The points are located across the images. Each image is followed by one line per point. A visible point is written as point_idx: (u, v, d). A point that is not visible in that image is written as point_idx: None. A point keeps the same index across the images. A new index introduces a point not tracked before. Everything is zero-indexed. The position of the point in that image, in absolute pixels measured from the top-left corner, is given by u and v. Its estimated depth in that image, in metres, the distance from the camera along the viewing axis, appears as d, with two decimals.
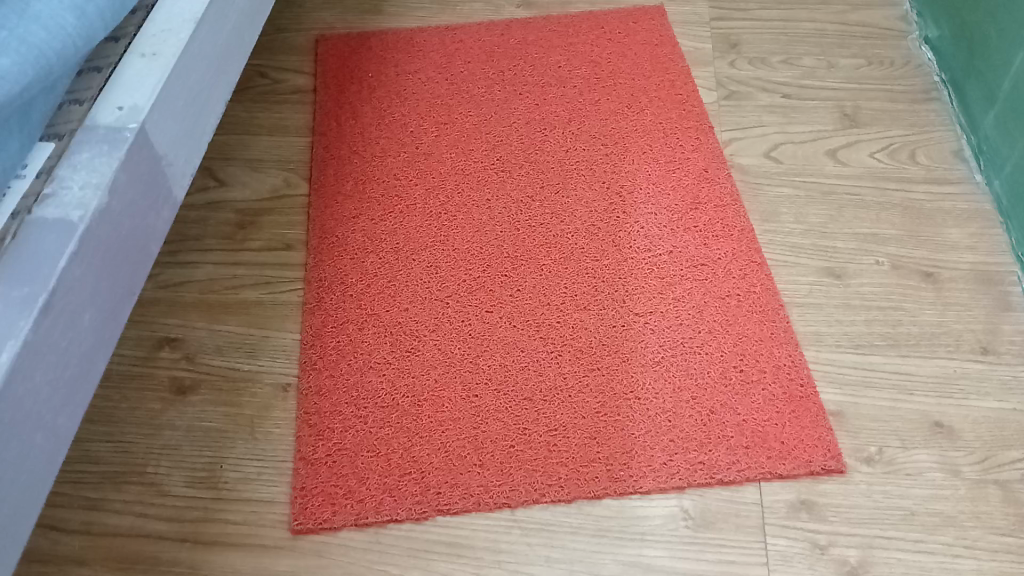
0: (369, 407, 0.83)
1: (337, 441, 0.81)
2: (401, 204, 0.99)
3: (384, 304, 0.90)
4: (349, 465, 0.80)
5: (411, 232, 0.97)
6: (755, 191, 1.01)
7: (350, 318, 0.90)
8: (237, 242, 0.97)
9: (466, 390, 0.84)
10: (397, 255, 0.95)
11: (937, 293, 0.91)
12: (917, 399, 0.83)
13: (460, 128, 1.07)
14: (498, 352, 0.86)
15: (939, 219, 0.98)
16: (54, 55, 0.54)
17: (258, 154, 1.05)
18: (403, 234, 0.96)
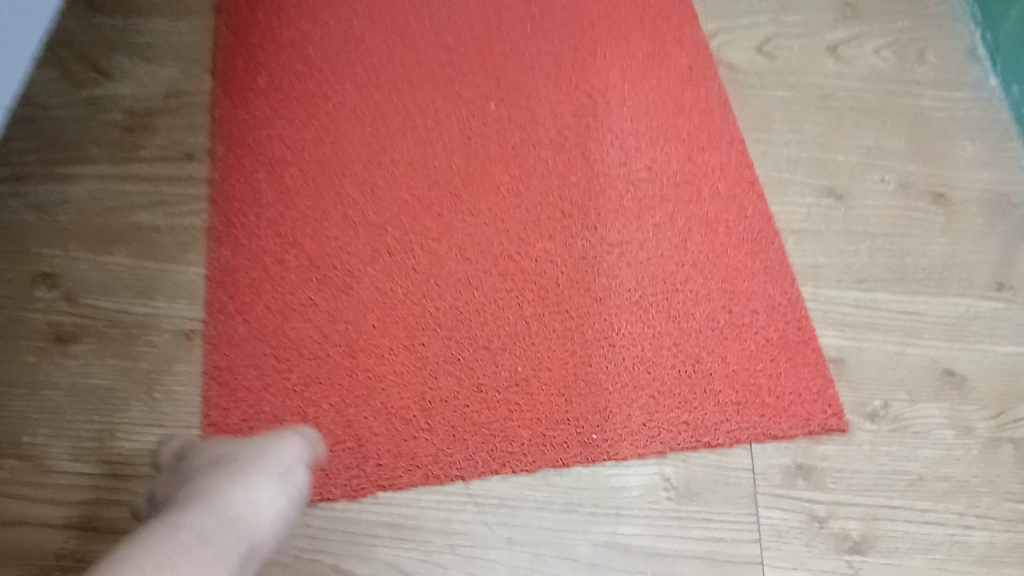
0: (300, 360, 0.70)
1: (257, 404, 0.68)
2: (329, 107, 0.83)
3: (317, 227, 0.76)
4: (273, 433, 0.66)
5: (342, 143, 0.81)
6: (746, 96, 0.87)
7: (269, 248, 0.75)
8: (126, 152, 0.80)
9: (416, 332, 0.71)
10: (325, 171, 0.79)
11: (948, 219, 0.80)
12: (926, 342, 0.73)
13: (399, 7, 0.89)
14: (455, 290, 0.73)
15: (950, 131, 0.86)
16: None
17: (152, 39, 0.86)
18: (332, 144, 0.81)
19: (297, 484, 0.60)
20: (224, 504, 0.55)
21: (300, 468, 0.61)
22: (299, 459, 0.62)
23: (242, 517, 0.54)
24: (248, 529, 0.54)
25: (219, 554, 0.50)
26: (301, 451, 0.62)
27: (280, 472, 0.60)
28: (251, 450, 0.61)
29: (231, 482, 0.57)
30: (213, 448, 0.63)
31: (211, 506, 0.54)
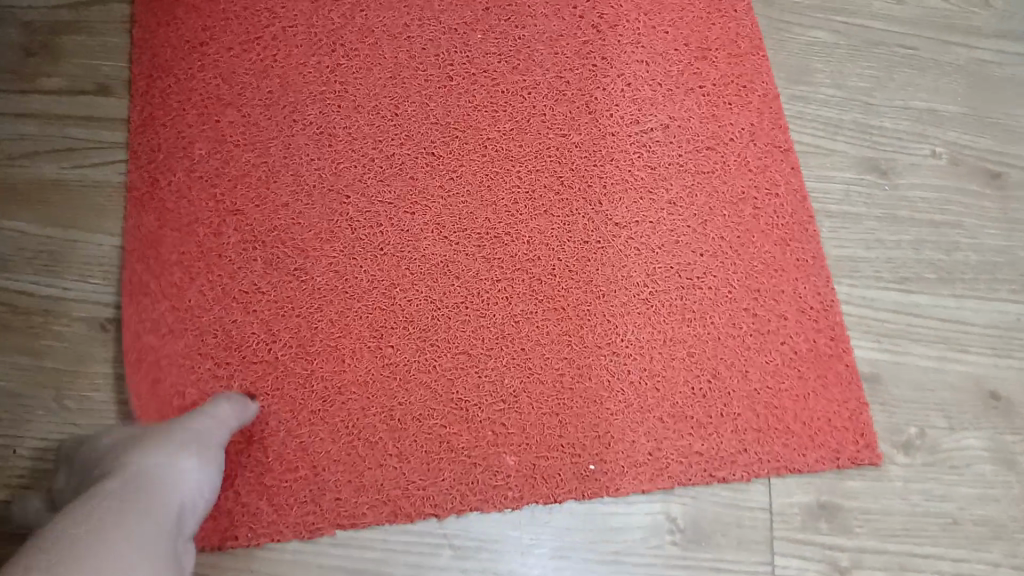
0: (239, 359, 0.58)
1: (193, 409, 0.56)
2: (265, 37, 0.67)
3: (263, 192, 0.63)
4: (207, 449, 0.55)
5: (294, 78, 0.66)
6: (782, 32, 0.73)
7: (202, 217, 0.61)
8: (25, 83, 0.64)
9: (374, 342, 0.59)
10: (273, 114, 0.64)
11: (1005, 206, 0.69)
12: (970, 358, 0.64)
13: None
14: (426, 280, 0.61)
15: (1014, 94, 0.73)
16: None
17: None
18: (281, 79, 0.65)
19: (218, 454, 0.50)
20: (151, 473, 0.44)
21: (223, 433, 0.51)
22: (223, 424, 0.52)
23: (171, 486, 0.44)
24: (174, 494, 0.44)
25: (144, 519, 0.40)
26: (228, 416, 0.53)
27: (203, 443, 0.49)
28: (172, 420, 0.51)
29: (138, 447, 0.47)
30: (134, 423, 0.52)
31: (129, 477, 0.43)
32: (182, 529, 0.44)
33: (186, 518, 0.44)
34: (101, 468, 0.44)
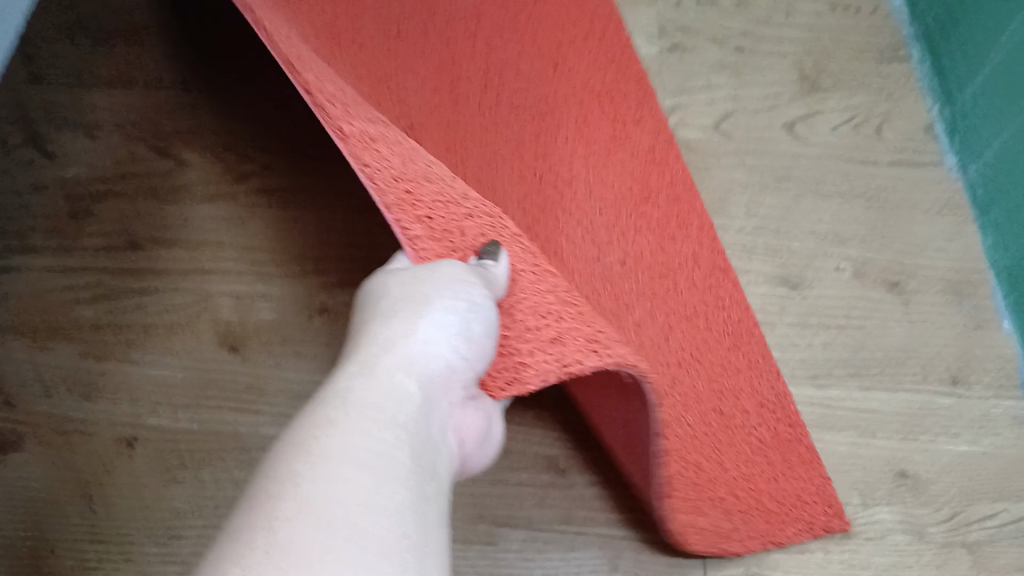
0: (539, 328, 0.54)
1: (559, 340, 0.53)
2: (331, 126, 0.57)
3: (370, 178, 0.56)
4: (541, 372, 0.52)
5: (286, 238, 0.77)
6: (702, 173, 0.86)
7: (206, 357, 0.73)
8: (68, 240, 0.77)
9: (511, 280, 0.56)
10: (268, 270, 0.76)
11: (905, 309, 0.80)
12: (880, 441, 0.73)
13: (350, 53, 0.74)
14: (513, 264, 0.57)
15: (907, 215, 0.86)
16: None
17: (93, 109, 0.82)
18: (274, 239, 0.77)
19: (482, 325, 0.49)
20: (416, 348, 0.45)
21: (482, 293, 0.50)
22: (476, 280, 0.51)
23: (426, 365, 0.45)
24: (429, 370, 0.45)
25: (395, 426, 0.40)
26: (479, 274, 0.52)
27: (470, 310, 0.49)
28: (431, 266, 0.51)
29: (407, 306, 0.47)
30: (400, 261, 0.54)
31: (398, 350, 0.44)
32: (438, 400, 0.45)
33: (441, 402, 0.45)
34: (382, 317, 0.46)
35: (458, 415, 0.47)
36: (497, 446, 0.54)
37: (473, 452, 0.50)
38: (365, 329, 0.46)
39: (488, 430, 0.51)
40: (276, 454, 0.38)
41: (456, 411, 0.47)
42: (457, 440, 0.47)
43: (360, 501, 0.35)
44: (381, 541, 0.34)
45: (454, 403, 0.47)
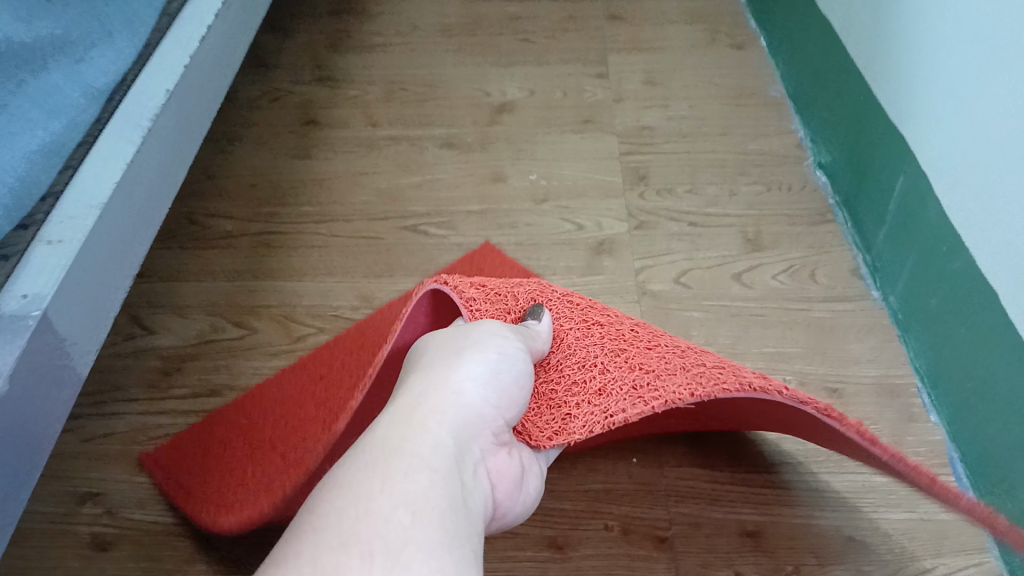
0: (587, 380, 0.73)
1: (602, 389, 0.72)
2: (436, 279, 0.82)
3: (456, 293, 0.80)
4: (586, 416, 0.71)
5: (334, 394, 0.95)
6: (667, 315, 1.06)
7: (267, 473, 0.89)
8: (162, 391, 0.99)
9: (561, 340, 0.77)
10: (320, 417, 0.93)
11: (844, 409, 0.95)
12: (830, 514, 0.86)
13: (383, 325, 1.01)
14: (563, 328, 0.78)
15: (840, 335, 1.03)
16: (17, 184, 0.60)
17: (186, 299, 1.09)
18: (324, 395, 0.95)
19: (507, 375, 0.64)
20: (449, 400, 0.59)
21: (503, 366, 0.65)
22: (501, 352, 0.66)
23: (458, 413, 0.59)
24: (462, 417, 0.59)
25: (425, 458, 0.54)
26: (504, 347, 0.66)
27: (492, 379, 0.63)
28: (466, 341, 0.66)
29: (445, 371, 0.62)
30: (439, 339, 0.69)
31: (434, 403, 0.59)
32: (473, 443, 0.58)
33: (475, 439, 0.59)
34: (423, 380, 0.61)
35: (494, 451, 0.61)
36: (535, 486, 0.66)
37: (509, 493, 0.61)
38: (418, 378, 0.62)
39: (524, 470, 0.64)
40: (332, 488, 0.51)
41: (492, 448, 0.61)
42: (493, 471, 0.60)
43: (391, 517, 0.48)
44: (414, 536, 0.47)
45: (489, 443, 0.60)
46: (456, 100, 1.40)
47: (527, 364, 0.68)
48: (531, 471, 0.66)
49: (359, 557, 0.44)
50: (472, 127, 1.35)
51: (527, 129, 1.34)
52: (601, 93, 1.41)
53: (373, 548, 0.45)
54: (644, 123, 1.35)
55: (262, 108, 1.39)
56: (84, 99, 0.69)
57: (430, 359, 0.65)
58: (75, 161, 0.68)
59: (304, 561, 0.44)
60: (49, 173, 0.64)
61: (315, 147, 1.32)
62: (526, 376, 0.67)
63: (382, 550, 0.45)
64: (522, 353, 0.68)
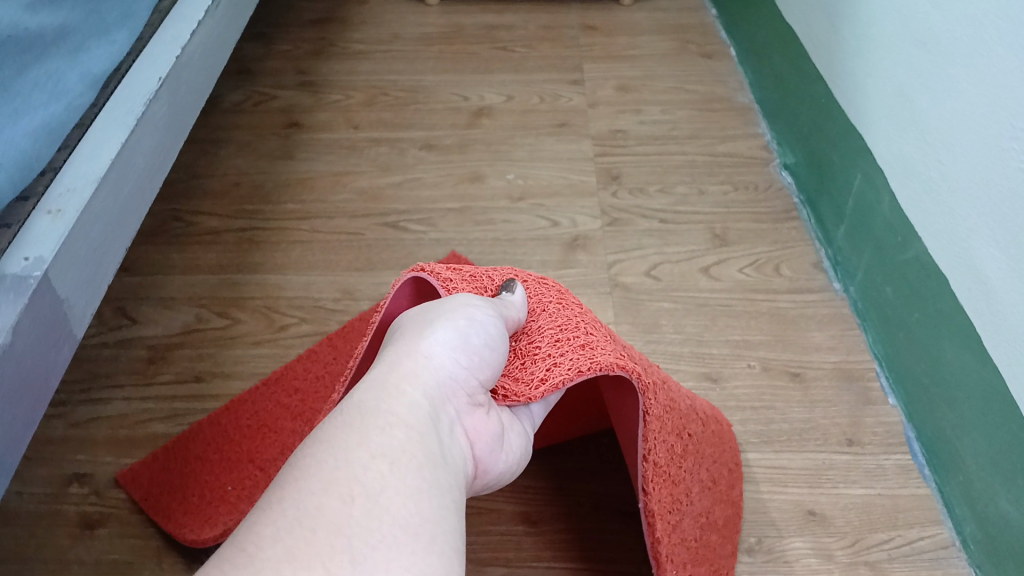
0: (570, 336, 0.73)
1: (586, 343, 0.73)
2: (415, 269, 0.78)
3: (438, 279, 0.77)
4: (572, 361, 0.71)
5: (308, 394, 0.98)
6: (638, 306, 1.10)
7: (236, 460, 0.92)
8: (147, 378, 1.02)
9: (538, 311, 0.77)
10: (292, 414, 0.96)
11: (805, 392, 1.00)
12: (790, 489, 0.91)
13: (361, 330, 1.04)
14: (540, 299, 0.78)
15: (802, 325, 1.08)
16: (22, 157, 0.66)
17: (171, 292, 1.12)
18: (299, 394, 0.98)
19: (477, 339, 0.65)
20: (421, 364, 0.60)
21: (475, 335, 0.66)
22: (472, 320, 0.67)
23: (431, 375, 0.60)
24: (435, 379, 0.60)
25: (401, 413, 0.54)
26: (476, 315, 0.67)
27: (463, 343, 0.64)
28: (436, 312, 0.68)
29: (416, 340, 0.63)
30: (410, 315, 0.70)
31: (406, 366, 0.60)
32: (448, 404, 0.59)
33: (448, 399, 0.60)
34: (396, 351, 0.62)
35: (469, 411, 0.61)
36: (514, 447, 0.66)
37: (488, 451, 0.62)
38: (391, 349, 0.63)
39: (501, 431, 0.65)
40: (312, 444, 0.51)
41: (466, 408, 0.61)
42: (469, 431, 0.61)
43: (368, 465, 0.48)
44: (392, 483, 0.48)
45: (463, 404, 0.61)
46: (435, 105, 1.45)
47: (499, 330, 0.69)
48: (509, 434, 0.67)
49: (340, 500, 0.45)
50: (450, 131, 1.39)
51: (505, 133, 1.39)
52: (576, 99, 1.46)
53: (352, 492, 0.46)
54: (617, 127, 1.40)
55: (247, 112, 1.43)
56: (84, 84, 0.75)
57: (401, 335, 0.66)
58: (74, 143, 0.75)
59: (286, 505, 0.45)
60: (50, 150, 0.70)
61: (297, 148, 1.36)
62: (498, 341, 0.68)
63: (362, 494, 0.46)
64: (493, 320, 0.69)
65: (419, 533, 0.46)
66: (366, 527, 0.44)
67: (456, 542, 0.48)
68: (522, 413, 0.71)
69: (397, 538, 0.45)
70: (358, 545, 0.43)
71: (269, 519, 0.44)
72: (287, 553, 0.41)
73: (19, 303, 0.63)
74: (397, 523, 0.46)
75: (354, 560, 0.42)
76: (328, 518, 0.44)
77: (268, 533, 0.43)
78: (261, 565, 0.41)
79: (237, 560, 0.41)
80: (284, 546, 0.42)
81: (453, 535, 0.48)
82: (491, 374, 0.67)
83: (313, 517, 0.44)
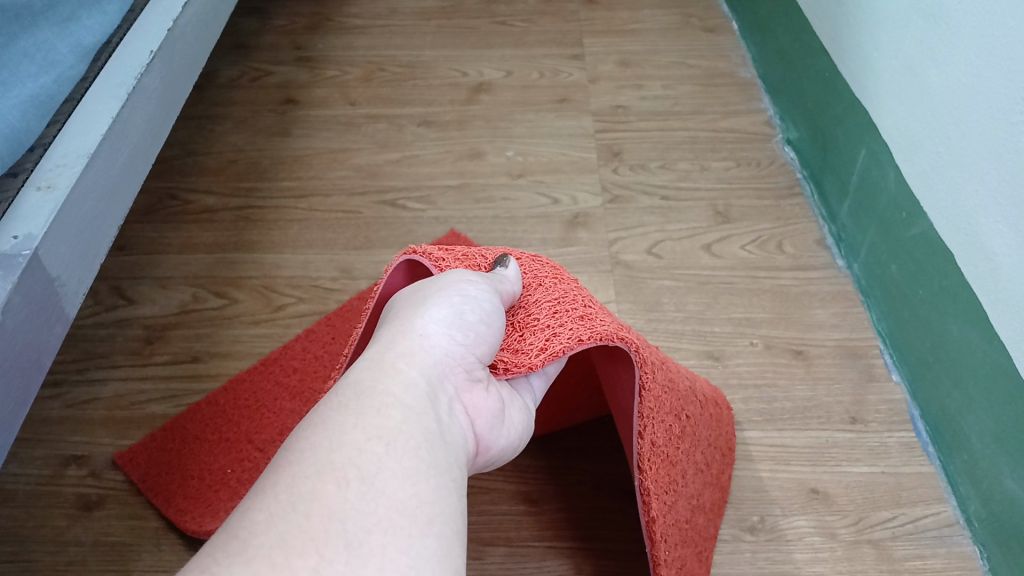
0: (569, 307, 0.72)
1: (585, 314, 0.71)
2: (408, 251, 0.76)
3: (431, 260, 0.75)
4: (572, 331, 0.69)
5: (308, 373, 0.98)
6: (639, 283, 1.09)
7: (235, 441, 0.92)
8: (145, 358, 1.01)
9: (536, 285, 0.76)
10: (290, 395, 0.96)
11: (808, 370, 0.99)
12: (793, 468, 0.91)
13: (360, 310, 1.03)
14: (536, 275, 0.77)
15: (805, 302, 1.07)
16: (9, 131, 0.65)
17: (167, 271, 1.11)
18: (298, 374, 0.98)
19: (473, 315, 0.64)
20: (416, 344, 0.59)
21: (472, 311, 0.64)
22: (468, 296, 0.65)
23: (427, 355, 0.59)
24: (431, 358, 0.59)
25: (398, 392, 0.53)
26: (473, 291, 0.66)
27: (459, 320, 0.63)
28: (432, 290, 0.66)
29: (411, 320, 0.62)
30: (403, 295, 0.69)
31: (401, 346, 0.59)
32: (446, 382, 0.58)
33: (446, 377, 0.59)
34: (391, 331, 0.61)
35: (468, 388, 0.60)
36: (516, 422, 0.65)
37: (490, 427, 0.61)
38: (386, 330, 0.62)
39: (503, 406, 0.64)
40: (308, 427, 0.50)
41: (466, 385, 0.60)
42: (470, 408, 0.60)
43: (364, 448, 0.47)
44: (388, 465, 0.47)
45: (462, 380, 0.60)
46: (434, 80, 1.43)
47: (496, 306, 0.67)
48: (511, 410, 0.66)
49: (334, 484, 0.44)
50: (449, 107, 1.37)
51: (504, 109, 1.37)
52: (576, 74, 1.44)
53: (347, 475, 0.45)
54: (618, 102, 1.38)
55: (243, 88, 1.41)
56: (72, 57, 0.74)
57: (396, 315, 0.65)
58: (64, 118, 0.74)
59: (279, 490, 0.44)
60: (39, 123, 0.69)
61: (294, 124, 1.34)
62: (496, 317, 0.67)
63: (357, 477, 0.45)
64: (489, 295, 0.67)
65: (417, 515, 0.45)
66: (361, 512, 0.43)
67: (456, 522, 0.47)
68: (523, 388, 0.70)
69: (394, 521, 0.44)
70: (353, 529, 0.42)
71: (262, 505, 0.43)
72: (280, 540, 0.40)
73: (9, 280, 0.62)
74: (394, 506, 0.45)
75: (350, 545, 0.41)
76: (323, 504, 0.43)
77: (260, 520, 0.42)
78: (253, 553, 0.40)
79: (229, 548, 0.40)
80: (278, 531, 0.41)
81: (452, 515, 0.47)
82: (490, 350, 0.66)
83: (307, 502, 0.43)
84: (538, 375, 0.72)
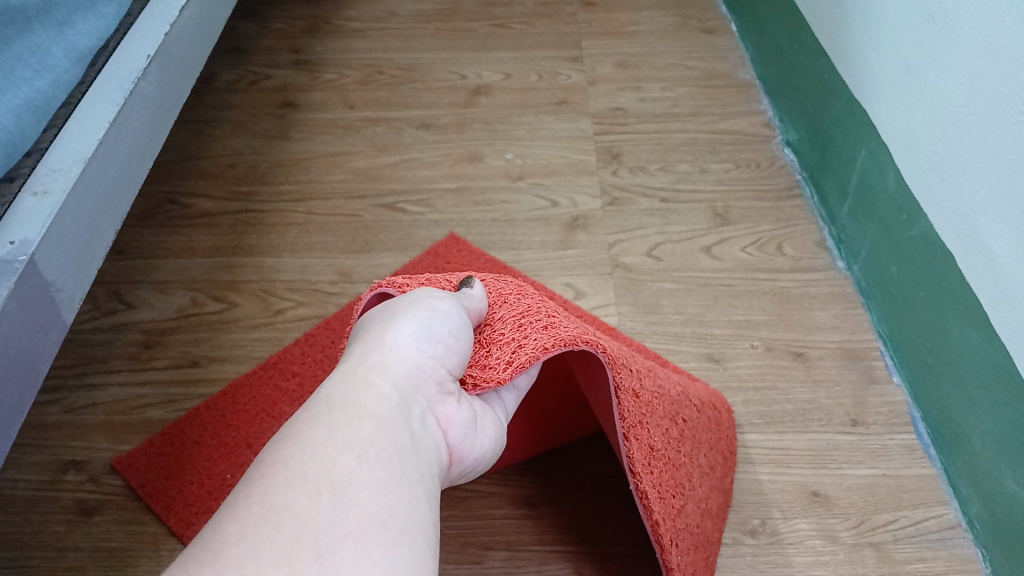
0: (534, 319, 0.71)
1: (549, 323, 0.71)
2: (375, 285, 0.75)
3: (397, 288, 0.75)
4: (537, 341, 0.68)
5: (301, 379, 0.97)
6: (639, 286, 1.09)
7: (231, 445, 0.92)
8: (143, 362, 1.01)
9: (503, 300, 0.75)
10: (284, 399, 0.96)
11: (808, 372, 0.99)
12: (795, 471, 0.90)
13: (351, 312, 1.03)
14: (501, 291, 0.76)
15: (806, 304, 1.06)
16: (6, 137, 0.65)
17: (166, 276, 1.11)
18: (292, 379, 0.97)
19: (442, 328, 0.64)
20: (384, 356, 0.59)
21: (440, 323, 0.64)
22: (435, 309, 0.65)
23: (398, 366, 0.58)
24: (401, 368, 0.58)
25: (367, 402, 0.53)
26: (441, 305, 0.66)
27: (428, 332, 0.63)
28: (402, 305, 0.66)
29: (380, 334, 0.62)
30: (371, 314, 0.69)
31: (370, 359, 0.58)
32: (417, 394, 0.58)
33: (419, 388, 0.58)
34: (360, 346, 0.61)
35: (441, 399, 0.60)
36: (490, 433, 0.65)
37: (463, 438, 0.61)
38: (357, 345, 0.62)
39: (475, 416, 0.63)
40: (278, 441, 0.50)
41: (438, 397, 0.60)
42: (441, 419, 0.60)
43: (340, 462, 0.47)
44: (360, 476, 0.47)
45: (434, 392, 0.60)
46: (432, 83, 1.42)
47: (464, 320, 0.67)
48: (485, 420, 0.65)
49: (306, 495, 0.44)
50: (448, 109, 1.37)
51: (503, 111, 1.37)
52: (574, 76, 1.44)
53: (319, 487, 0.45)
54: (617, 104, 1.38)
55: (241, 92, 1.41)
56: (68, 61, 0.74)
57: (365, 332, 0.64)
58: (61, 122, 0.74)
59: (251, 502, 0.43)
60: (35, 127, 0.69)
61: (292, 128, 1.34)
62: (465, 329, 0.67)
63: (329, 489, 0.45)
64: (458, 310, 0.67)
65: (389, 525, 0.45)
66: (333, 523, 0.43)
67: (429, 533, 0.47)
68: (494, 400, 0.70)
69: (365, 531, 0.44)
70: (324, 540, 0.42)
71: (235, 517, 0.43)
72: (252, 552, 0.40)
73: (5, 286, 0.62)
74: (366, 516, 0.44)
75: (321, 555, 0.41)
76: (295, 514, 0.43)
77: (232, 533, 0.42)
78: (224, 565, 0.40)
79: (201, 560, 0.40)
80: (249, 543, 0.41)
81: (425, 525, 0.47)
82: (461, 362, 0.65)
83: (280, 514, 0.43)
84: (509, 390, 0.72)
